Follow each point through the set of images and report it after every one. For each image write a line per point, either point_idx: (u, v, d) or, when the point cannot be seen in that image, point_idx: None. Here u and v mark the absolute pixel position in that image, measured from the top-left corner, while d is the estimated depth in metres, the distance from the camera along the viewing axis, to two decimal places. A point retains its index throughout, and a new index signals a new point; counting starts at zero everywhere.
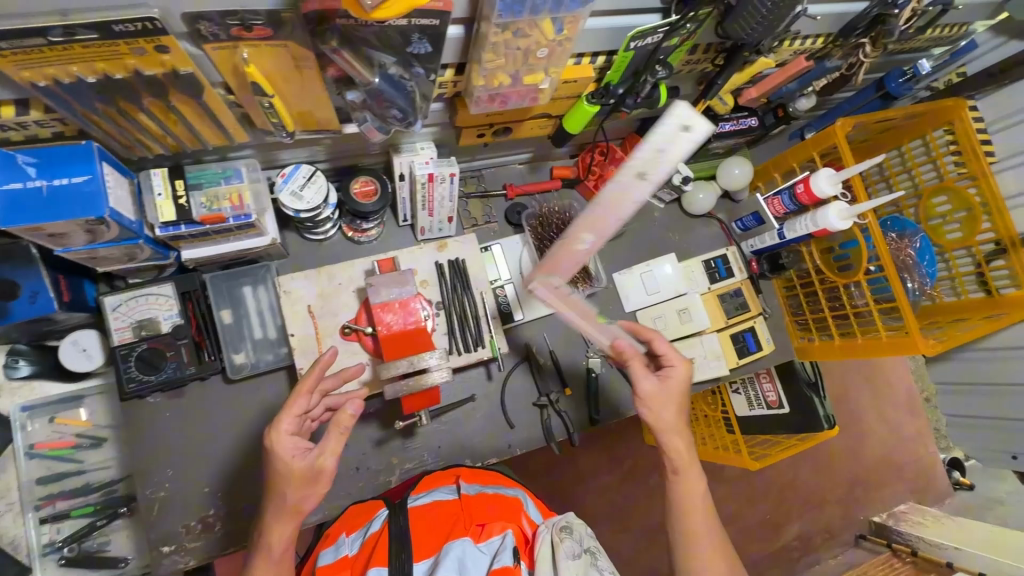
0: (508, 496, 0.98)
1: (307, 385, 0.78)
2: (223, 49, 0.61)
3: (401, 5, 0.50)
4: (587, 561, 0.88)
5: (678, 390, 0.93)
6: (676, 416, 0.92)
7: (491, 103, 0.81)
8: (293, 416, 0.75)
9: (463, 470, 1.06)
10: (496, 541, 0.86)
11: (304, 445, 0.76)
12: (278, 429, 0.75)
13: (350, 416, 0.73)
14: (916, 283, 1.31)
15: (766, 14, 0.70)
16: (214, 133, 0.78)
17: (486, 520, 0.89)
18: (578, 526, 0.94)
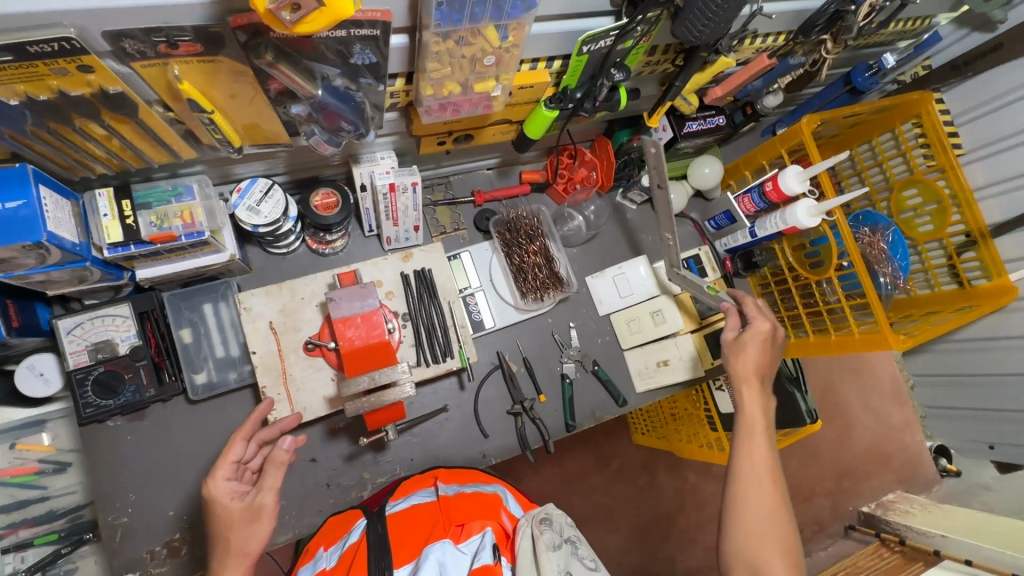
0: (487, 494, 0.97)
1: (243, 431, 0.83)
2: (152, 66, 0.59)
3: (324, 19, 0.48)
4: (569, 550, 0.87)
5: (765, 344, 0.98)
6: (756, 365, 0.96)
7: (443, 112, 0.80)
8: (227, 463, 0.79)
9: (441, 472, 1.05)
10: (476, 541, 0.85)
11: (242, 488, 0.80)
12: (214, 478, 0.79)
13: (284, 452, 0.77)
14: (888, 277, 1.28)
15: (713, 15, 0.69)
16: (158, 150, 0.76)
17: (465, 521, 0.88)
18: (557, 516, 0.95)
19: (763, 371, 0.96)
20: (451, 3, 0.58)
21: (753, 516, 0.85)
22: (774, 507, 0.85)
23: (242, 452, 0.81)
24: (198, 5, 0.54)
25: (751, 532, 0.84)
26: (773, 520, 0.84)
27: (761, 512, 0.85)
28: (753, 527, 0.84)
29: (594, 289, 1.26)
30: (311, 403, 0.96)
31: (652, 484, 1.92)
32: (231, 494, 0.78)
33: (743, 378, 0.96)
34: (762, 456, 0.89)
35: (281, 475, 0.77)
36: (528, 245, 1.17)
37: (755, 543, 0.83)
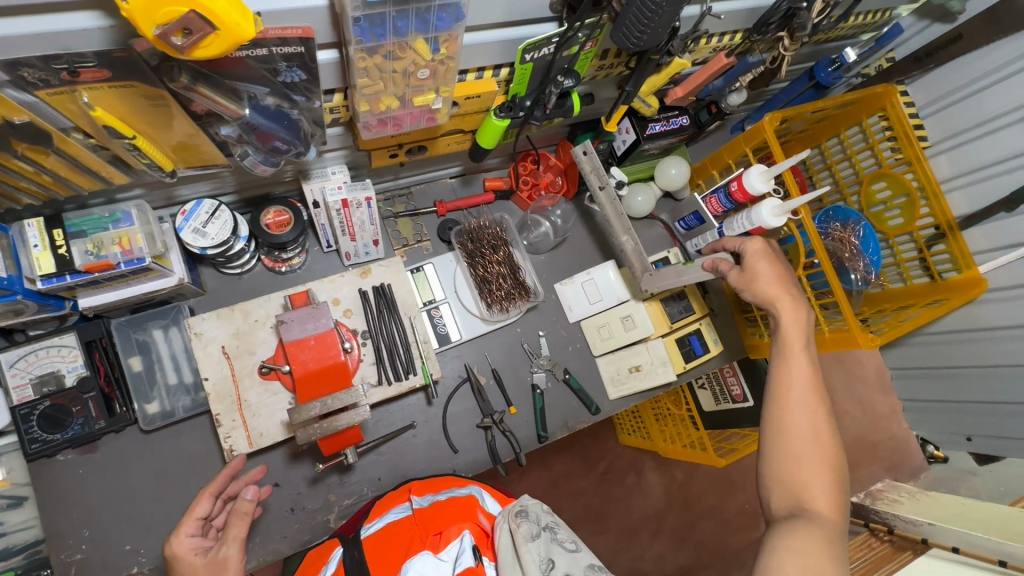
0: (462, 496, 0.92)
1: (211, 487, 0.82)
2: (59, 94, 0.56)
3: (221, 43, 0.46)
4: (549, 537, 0.82)
5: (777, 265, 0.93)
6: (774, 285, 0.91)
7: (384, 127, 0.77)
8: (192, 519, 0.78)
9: (414, 484, 1.01)
10: (456, 546, 0.81)
11: (205, 543, 0.78)
12: (176, 536, 0.78)
13: (250, 501, 0.78)
14: (860, 273, 1.24)
15: (649, 20, 0.66)
16: (85, 177, 0.73)
17: (442, 527, 0.84)
18: (533, 505, 0.88)
19: (783, 288, 0.90)
20: (370, 17, 0.56)
21: (790, 436, 0.79)
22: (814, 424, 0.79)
23: (208, 508, 0.80)
24: (97, 30, 0.51)
25: (790, 451, 0.78)
26: (814, 438, 0.78)
27: (796, 429, 0.79)
28: (792, 444, 0.78)
29: (564, 295, 1.24)
30: (268, 428, 0.93)
31: (639, 484, 1.89)
32: (195, 549, 0.76)
33: (767, 299, 0.91)
34: (796, 374, 0.83)
35: (245, 526, 0.76)
36: (491, 254, 1.14)
37: (796, 462, 0.77)
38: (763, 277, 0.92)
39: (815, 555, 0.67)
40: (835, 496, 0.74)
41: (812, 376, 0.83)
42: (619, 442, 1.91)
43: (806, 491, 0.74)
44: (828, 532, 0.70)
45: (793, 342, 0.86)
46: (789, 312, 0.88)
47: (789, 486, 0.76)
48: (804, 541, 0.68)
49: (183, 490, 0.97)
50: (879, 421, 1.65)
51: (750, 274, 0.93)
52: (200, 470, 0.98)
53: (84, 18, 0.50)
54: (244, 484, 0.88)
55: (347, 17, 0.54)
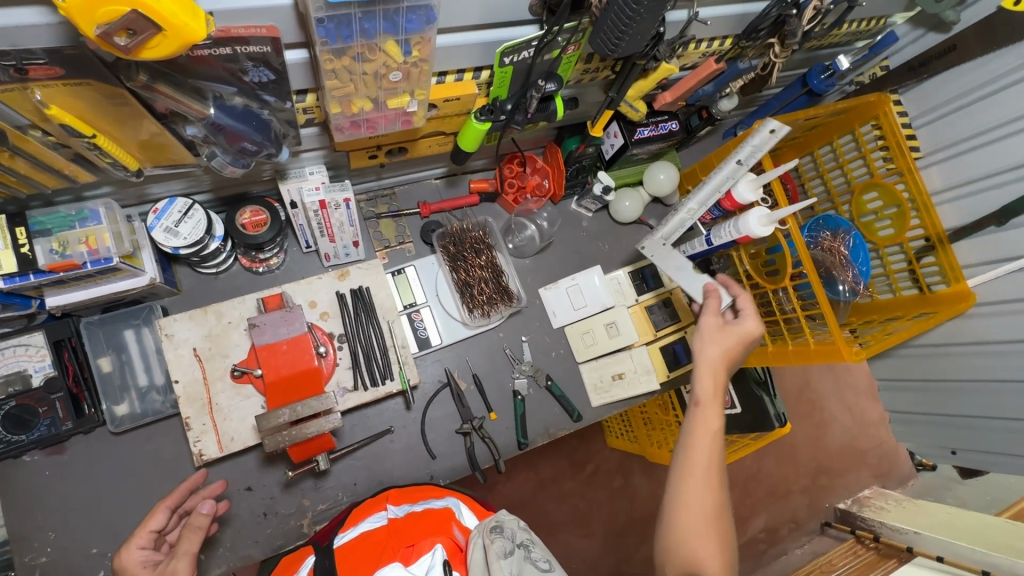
0: (439, 509, 0.88)
1: (168, 501, 0.83)
2: (10, 91, 0.54)
3: (171, 44, 0.44)
4: (523, 555, 0.78)
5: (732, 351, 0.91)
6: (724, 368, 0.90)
7: (357, 129, 0.75)
8: (145, 531, 0.79)
9: (391, 493, 0.97)
10: (427, 561, 0.76)
11: (156, 556, 0.78)
12: (127, 547, 0.78)
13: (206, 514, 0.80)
14: (848, 283, 1.21)
15: (627, 26, 0.63)
16: (47, 175, 0.71)
17: (415, 539, 0.79)
18: (509, 522, 0.85)
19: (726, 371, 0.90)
20: (335, 19, 0.54)
21: (692, 514, 0.80)
22: (712, 504, 0.81)
23: (163, 521, 0.81)
24: (45, 27, 0.49)
25: (690, 527, 0.79)
26: (711, 518, 0.80)
27: (697, 504, 0.80)
28: (690, 521, 0.80)
29: (548, 300, 1.22)
30: (239, 433, 0.92)
31: (626, 487, 1.87)
32: (144, 562, 0.76)
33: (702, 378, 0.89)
34: (707, 454, 0.84)
35: (198, 539, 0.77)
36: (473, 258, 1.14)
37: (693, 539, 0.79)
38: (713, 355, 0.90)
39: None
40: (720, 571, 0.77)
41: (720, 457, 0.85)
42: (606, 445, 1.87)
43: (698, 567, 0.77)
44: None
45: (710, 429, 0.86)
46: (716, 397, 0.88)
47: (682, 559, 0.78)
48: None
49: (153, 493, 0.95)
50: (868, 428, 1.82)
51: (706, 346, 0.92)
52: (171, 474, 0.96)
53: (29, 14, 0.47)
54: (200, 498, 0.89)
55: (310, 18, 0.52)
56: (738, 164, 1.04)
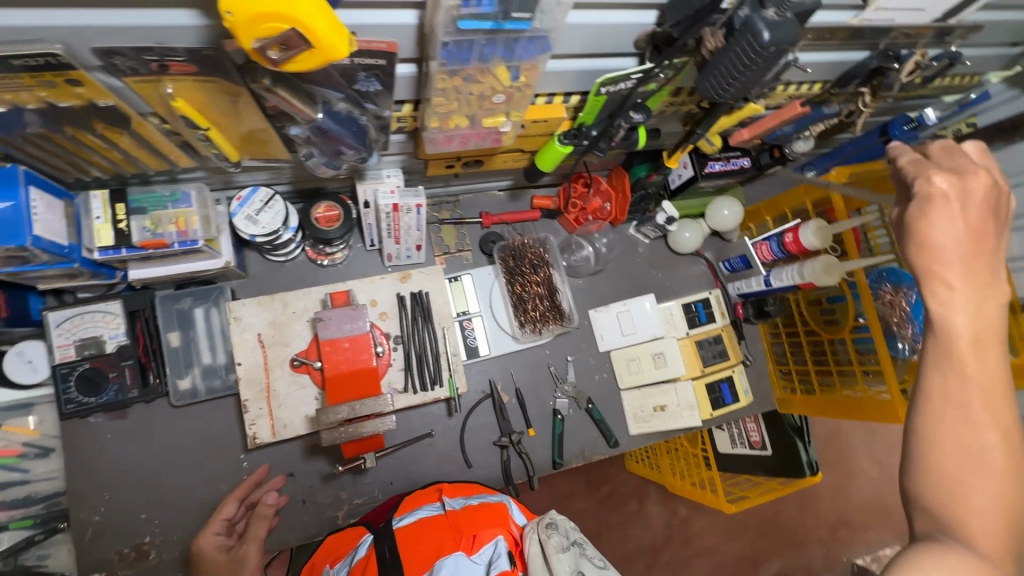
0: (494, 502, 0.93)
1: (238, 492, 0.96)
2: (145, 82, 0.57)
3: (314, 60, 0.46)
4: (577, 552, 0.84)
5: (962, 224, 0.54)
6: (957, 252, 0.54)
7: (449, 143, 0.77)
8: (219, 520, 0.93)
9: (444, 485, 1.01)
10: (489, 550, 0.84)
11: (228, 542, 0.93)
12: (205, 533, 0.92)
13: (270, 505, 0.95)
14: (908, 342, 1.13)
15: (741, 72, 0.63)
16: (153, 158, 0.74)
17: (476, 530, 0.86)
18: (562, 521, 0.90)
19: (970, 259, 0.54)
20: (459, 43, 0.55)
21: (945, 461, 0.53)
22: (982, 447, 0.52)
23: (233, 512, 0.95)
24: (191, 28, 0.51)
25: (945, 478, 0.52)
26: (979, 464, 0.52)
27: (950, 447, 0.53)
28: (941, 465, 0.53)
29: (597, 323, 1.22)
30: (292, 421, 0.94)
31: (641, 513, 1.83)
32: (218, 548, 0.91)
33: (928, 268, 0.55)
34: (959, 371, 0.54)
35: (264, 526, 0.94)
36: (532, 274, 1.15)
37: (952, 495, 0.52)
38: (931, 238, 0.55)
39: None
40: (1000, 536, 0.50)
41: (990, 378, 0.53)
42: (624, 469, 1.86)
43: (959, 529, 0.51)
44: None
45: (962, 339, 0.54)
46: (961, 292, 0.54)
47: (931, 513, 0.53)
48: None
49: (203, 467, 0.99)
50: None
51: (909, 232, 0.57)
52: (221, 451, 1.00)
53: (181, 16, 0.50)
54: (265, 491, 0.98)
55: (437, 42, 0.53)
56: None
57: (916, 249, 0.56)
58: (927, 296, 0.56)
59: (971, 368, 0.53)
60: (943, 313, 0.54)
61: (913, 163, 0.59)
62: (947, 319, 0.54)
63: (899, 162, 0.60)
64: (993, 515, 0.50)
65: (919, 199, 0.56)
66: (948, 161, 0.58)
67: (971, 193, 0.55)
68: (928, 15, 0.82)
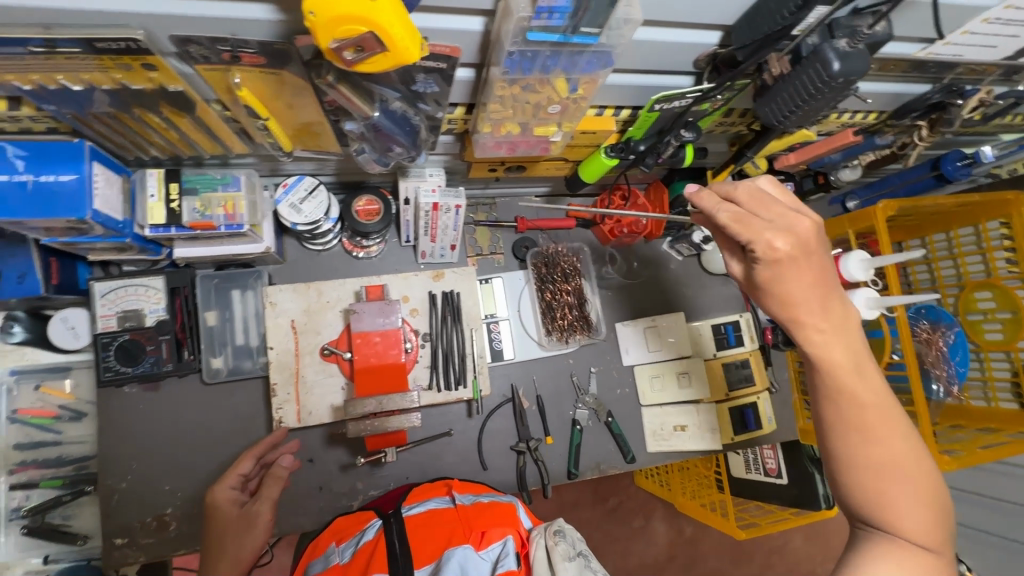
0: (503, 503, 0.94)
1: (255, 450, 0.92)
2: (214, 70, 0.58)
3: (386, 62, 0.47)
4: (583, 563, 0.83)
5: (810, 273, 0.57)
6: (812, 300, 0.58)
7: (498, 149, 0.77)
8: (236, 474, 0.88)
9: (454, 482, 1.01)
10: (497, 548, 0.83)
11: (241, 498, 0.87)
12: (219, 485, 0.87)
13: (286, 468, 0.90)
14: (943, 383, 1.16)
15: (805, 101, 0.62)
16: (211, 142, 0.76)
17: (485, 527, 0.86)
18: (570, 531, 0.90)
19: (825, 300, 0.58)
20: (524, 53, 0.55)
21: (866, 478, 0.57)
22: (892, 457, 0.57)
23: (250, 468, 0.90)
24: (266, 22, 0.53)
25: (870, 490, 0.57)
26: (900, 464, 0.57)
27: (869, 463, 0.57)
28: (868, 475, 0.58)
29: (623, 337, 1.21)
30: (317, 408, 0.95)
31: (645, 529, 1.81)
32: (229, 501, 0.85)
33: (789, 315, 0.60)
34: (859, 390, 0.58)
35: (279, 487, 0.88)
36: (562, 284, 1.15)
37: (879, 504, 0.57)
38: (792, 295, 0.58)
39: None
40: (926, 527, 0.56)
41: (877, 394, 0.58)
42: (633, 483, 1.85)
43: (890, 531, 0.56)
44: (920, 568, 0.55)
45: (842, 368, 0.58)
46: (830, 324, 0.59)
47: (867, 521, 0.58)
48: None
49: (227, 446, 1.01)
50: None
51: (770, 288, 0.60)
52: (246, 431, 1.02)
53: (258, 11, 0.51)
54: (281, 452, 0.95)
55: (503, 51, 0.54)
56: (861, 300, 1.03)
57: (779, 303, 0.60)
58: (799, 339, 0.60)
59: (860, 390, 0.58)
60: (820, 352, 0.59)
61: (739, 223, 0.57)
62: (826, 355, 0.59)
63: (721, 218, 0.58)
64: (918, 509, 0.56)
65: (766, 264, 0.57)
66: (768, 211, 0.58)
67: (807, 241, 0.56)
68: (998, 53, 0.79)
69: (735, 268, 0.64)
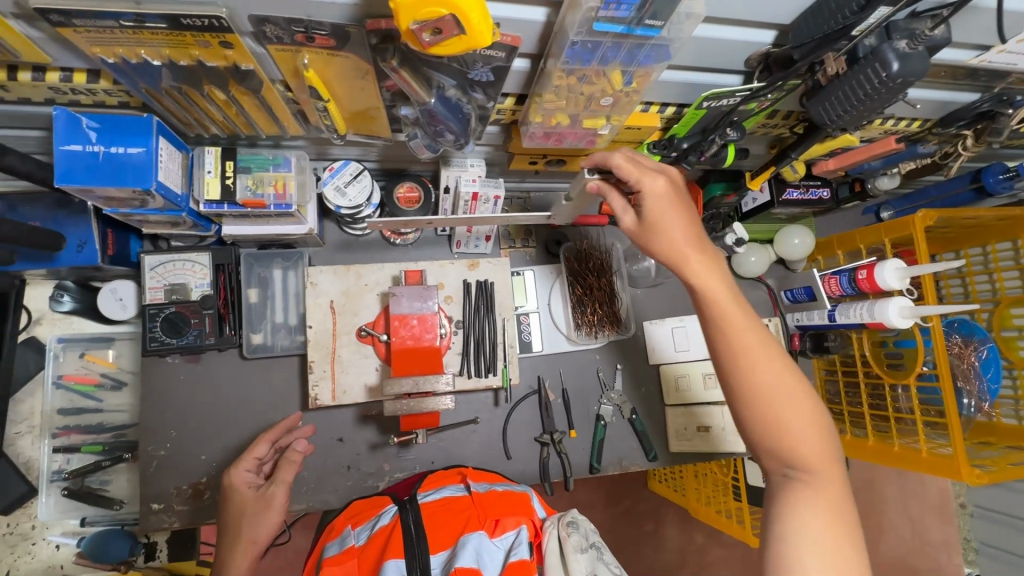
0: (517, 492, 0.94)
1: (270, 434, 0.96)
2: (285, 51, 0.61)
3: (460, 45, 0.49)
4: (596, 555, 0.82)
5: (683, 213, 0.68)
6: (686, 234, 0.68)
7: (546, 139, 0.78)
8: (251, 458, 0.93)
9: (467, 470, 1.03)
10: (511, 537, 0.83)
11: (257, 481, 0.93)
12: (236, 468, 0.92)
13: (299, 453, 0.93)
14: (973, 398, 1.14)
15: (859, 102, 0.63)
16: (269, 123, 0.78)
17: (500, 515, 0.86)
18: (583, 522, 0.90)
19: (697, 235, 0.68)
20: (587, 44, 0.57)
21: (762, 413, 0.63)
22: (781, 385, 0.63)
23: (264, 451, 0.94)
24: (342, 5, 0.55)
25: (766, 422, 0.63)
26: (789, 393, 0.63)
27: (762, 396, 0.63)
28: (766, 409, 0.63)
29: (651, 335, 1.21)
30: (352, 387, 0.98)
31: (657, 534, 1.80)
32: (245, 484, 0.91)
33: (674, 256, 0.68)
34: (742, 323, 0.65)
35: (292, 472, 0.91)
36: (596, 279, 1.16)
37: (777, 434, 0.62)
38: (674, 230, 0.68)
39: (828, 536, 0.57)
40: (820, 446, 0.62)
41: (756, 328, 0.65)
42: (646, 487, 1.84)
43: (793, 461, 0.62)
44: (827, 496, 0.60)
45: (723, 302, 0.66)
46: (709, 261, 0.67)
47: (776, 458, 0.63)
48: (809, 522, 0.58)
49: (261, 420, 1.04)
50: (926, 547, 1.67)
51: (653, 226, 0.69)
52: (280, 407, 1.05)
53: None
54: (294, 438, 0.98)
55: (567, 40, 0.55)
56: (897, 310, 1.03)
57: (666, 244, 0.68)
58: (687, 280, 0.68)
59: (741, 324, 0.65)
60: (706, 288, 0.66)
61: (632, 165, 0.68)
62: (708, 289, 0.66)
63: (617, 162, 0.68)
64: (812, 434, 0.62)
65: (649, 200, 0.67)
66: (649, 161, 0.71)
67: (678, 184, 0.69)
68: None
69: (627, 221, 0.72)
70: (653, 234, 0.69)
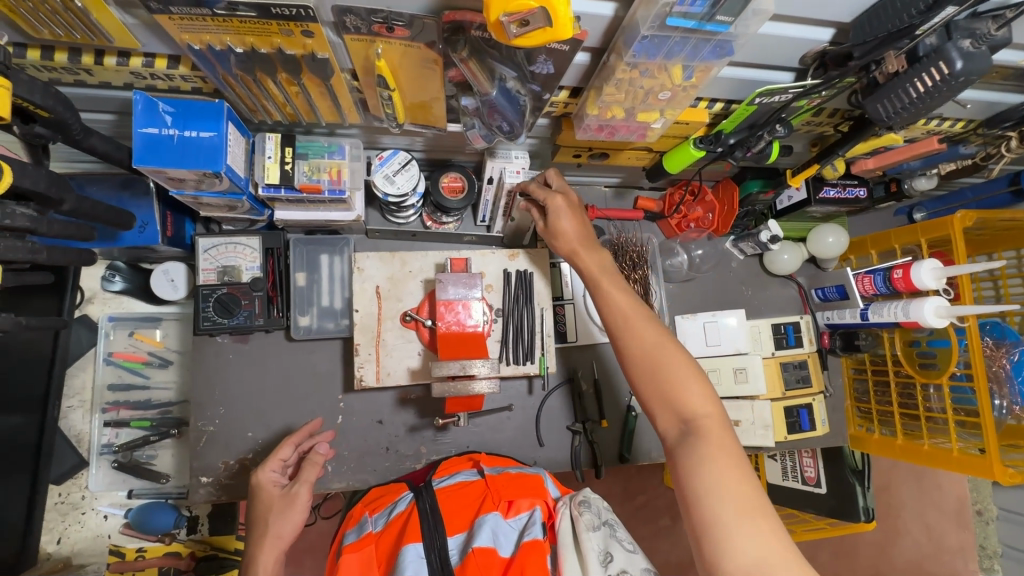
0: (530, 475, 0.94)
1: (293, 438, 0.98)
2: (361, 41, 0.63)
3: (542, 38, 0.51)
4: (609, 533, 0.81)
5: (578, 220, 0.89)
6: (578, 234, 0.88)
7: (599, 132, 0.81)
8: (276, 458, 0.93)
9: (480, 456, 1.05)
10: (524, 517, 0.85)
11: (282, 480, 0.92)
12: (262, 468, 0.92)
13: (321, 454, 0.96)
14: (1003, 400, 1.15)
15: (916, 103, 0.65)
16: (331, 112, 0.81)
17: (513, 497, 0.88)
18: (596, 499, 0.87)
19: (586, 234, 0.89)
20: (655, 38, 0.59)
21: (651, 372, 0.75)
22: (659, 348, 0.76)
23: (289, 453, 0.95)
24: None
25: (654, 379, 0.74)
26: (669, 355, 0.75)
27: (646, 352, 0.76)
28: (650, 367, 0.75)
29: (682, 329, 1.23)
30: (395, 370, 1.01)
31: (673, 529, 1.82)
32: (270, 484, 0.90)
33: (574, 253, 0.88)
34: (624, 302, 0.81)
35: (315, 472, 0.92)
36: (630, 272, 1.16)
37: (666, 389, 0.73)
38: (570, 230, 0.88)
39: (723, 474, 0.65)
40: (705, 399, 0.71)
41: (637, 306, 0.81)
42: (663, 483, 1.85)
43: (679, 403, 0.72)
44: (717, 439, 0.68)
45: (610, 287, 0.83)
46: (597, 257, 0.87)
47: (674, 416, 0.72)
48: (710, 468, 0.65)
49: (305, 400, 1.08)
50: (943, 553, 1.67)
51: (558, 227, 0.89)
52: (324, 388, 1.09)
53: None
54: (315, 442, 0.99)
55: (637, 34, 0.58)
56: (934, 312, 1.03)
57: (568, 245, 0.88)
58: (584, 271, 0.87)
59: (623, 302, 0.81)
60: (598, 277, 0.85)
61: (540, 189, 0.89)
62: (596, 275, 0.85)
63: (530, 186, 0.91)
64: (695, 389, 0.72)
65: (553, 209, 0.88)
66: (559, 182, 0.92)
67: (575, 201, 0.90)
68: None
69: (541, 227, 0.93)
70: (557, 238, 0.90)
